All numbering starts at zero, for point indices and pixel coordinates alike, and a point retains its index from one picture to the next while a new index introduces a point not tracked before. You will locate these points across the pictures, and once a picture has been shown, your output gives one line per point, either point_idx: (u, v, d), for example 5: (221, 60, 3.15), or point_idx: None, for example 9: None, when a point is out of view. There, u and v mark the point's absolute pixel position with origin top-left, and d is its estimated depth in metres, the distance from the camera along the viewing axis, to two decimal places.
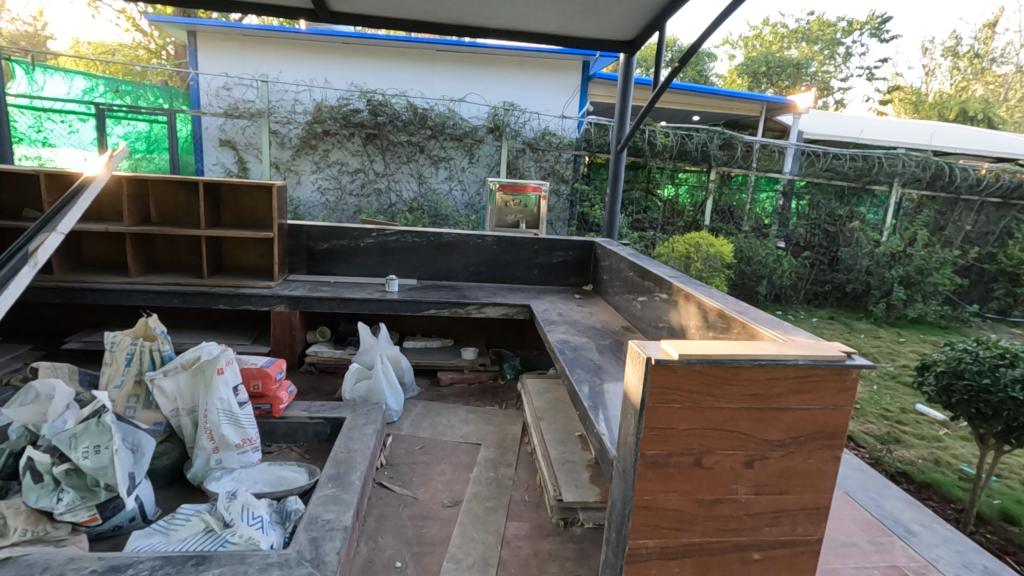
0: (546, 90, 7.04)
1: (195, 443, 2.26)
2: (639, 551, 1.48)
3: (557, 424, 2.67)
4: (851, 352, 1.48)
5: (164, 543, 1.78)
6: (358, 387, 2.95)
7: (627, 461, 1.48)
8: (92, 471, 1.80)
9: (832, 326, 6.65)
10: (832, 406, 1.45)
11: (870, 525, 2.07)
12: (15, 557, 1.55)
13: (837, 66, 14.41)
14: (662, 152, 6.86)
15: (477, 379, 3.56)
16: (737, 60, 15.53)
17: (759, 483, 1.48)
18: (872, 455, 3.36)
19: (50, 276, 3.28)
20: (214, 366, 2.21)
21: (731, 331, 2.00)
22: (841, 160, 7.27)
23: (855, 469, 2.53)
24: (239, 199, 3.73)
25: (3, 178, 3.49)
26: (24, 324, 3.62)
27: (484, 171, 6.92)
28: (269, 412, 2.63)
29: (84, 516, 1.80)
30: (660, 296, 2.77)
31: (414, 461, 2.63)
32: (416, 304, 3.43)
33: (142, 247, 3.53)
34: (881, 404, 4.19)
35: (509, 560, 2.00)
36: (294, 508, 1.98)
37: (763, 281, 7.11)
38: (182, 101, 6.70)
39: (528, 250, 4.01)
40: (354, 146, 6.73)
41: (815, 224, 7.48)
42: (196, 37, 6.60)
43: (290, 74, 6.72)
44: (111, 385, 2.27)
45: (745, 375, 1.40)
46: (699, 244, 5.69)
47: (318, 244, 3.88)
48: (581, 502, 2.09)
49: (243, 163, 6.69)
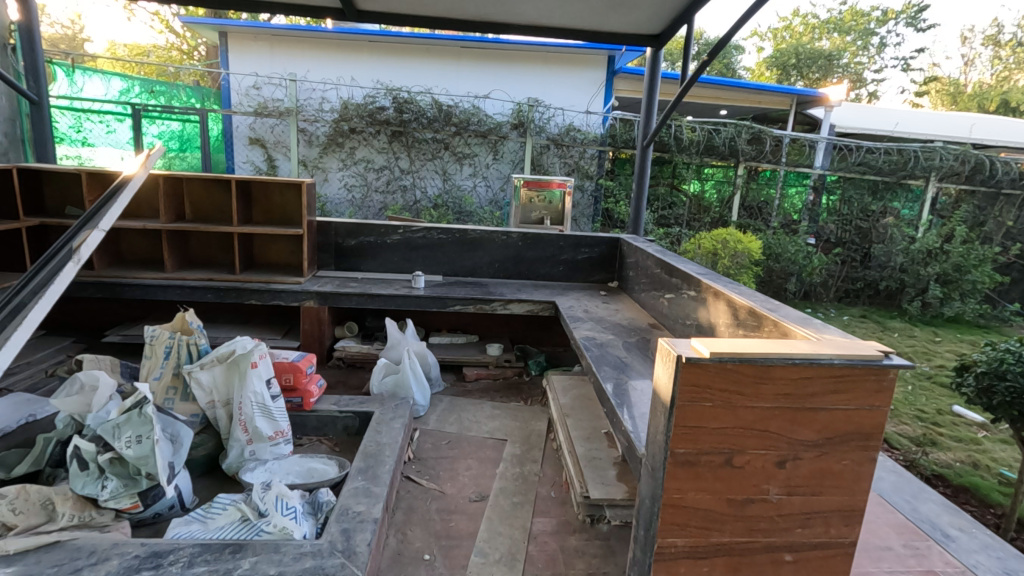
0: (570, 86, 7.01)
1: (229, 434, 2.33)
2: (668, 550, 1.48)
3: (583, 421, 2.66)
4: (889, 352, 1.44)
5: (202, 531, 1.84)
6: (385, 382, 3.01)
7: (656, 458, 1.47)
8: (135, 460, 1.87)
9: (865, 325, 6.49)
10: (868, 407, 1.42)
11: (904, 529, 2.02)
12: (64, 541, 1.61)
13: (871, 57, 13.99)
14: (688, 147, 6.77)
15: (502, 375, 3.58)
16: (765, 52, 15.22)
17: (792, 483, 1.46)
18: (907, 457, 3.28)
19: (92, 271, 3.40)
20: (248, 360, 2.27)
21: (763, 330, 1.97)
22: (874, 154, 7.06)
23: (889, 471, 2.46)
24: (270, 197, 3.80)
25: (47, 177, 3.63)
26: (66, 317, 3.76)
27: (508, 167, 6.94)
28: (300, 405, 2.69)
29: (127, 502, 1.87)
30: (687, 294, 2.74)
31: (440, 456, 2.66)
32: (442, 301, 3.46)
33: (177, 243, 3.63)
34: (916, 405, 4.08)
35: (536, 556, 2.01)
36: (326, 500, 2.03)
37: (792, 279, 6.99)
38: (214, 101, 6.86)
39: (554, 247, 4.00)
40: (381, 143, 6.81)
41: (846, 220, 7.31)
42: (227, 37, 6.73)
43: (317, 73, 6.81)
44: (151, 377, 2.33)
45: (777, 374, 1.38)
46: (726, 240, 5.61)
47: (346, 240, 3.94)
48: (608, 499, 2.09)
49: (272, 161, 6.83)
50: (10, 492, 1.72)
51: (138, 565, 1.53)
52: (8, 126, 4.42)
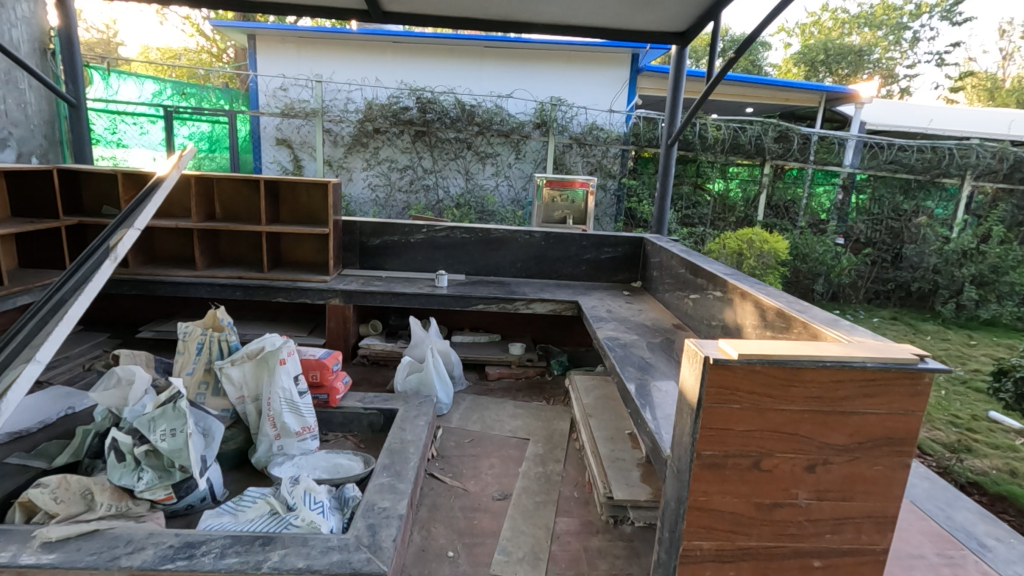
0: (593, 84, 6.97)
1: (259, 430, 2.38)
2: (694, 553, 1.46)
3: (606, 422, 2.66)
4: (925, 356, 1.40)
5: (232, 524, 1.88)
6: (409, 379, 3.04)
7: (682, 460, 1.46)
8: (169, 452, 1.93)
9: (895, 327, 6.32)
10: (901, 411, 1.39)
11: (938, 537, 1.97)
12: (103, 529, 1.67)
13: (903, 52, 13.57)
14: (713, 145, 6.73)
15: (525, 375, 3.58)
16: (793, 48, 14.89)
17: (822, 488, 1.44)
18: (940, 463, 3.18)
19: (127, 270, 3.51)
20: (277, 357, 2.31)
21: (791, 331, 1.94)
22: (907, 151, 6.88)
23: (922, 477, 2.40)
24: (297, 196, 3.87)
25: (84, 178, 3.75)
26: (102, 313, 3.89)
27: (530, 166, 6.95)
28: (327, 402, 2.73)
29: (161, 494, 1.92)
30: (713, 294, 2.71)
31: (464, 454, 2.68)
32: (465, 300, 3.48)
33: (208, 242, 3.72)
34: (950, 410, 3.96)
35: (559, 555, 2.01)
36: (352, 495, 2.06)
37: (820, 279, 6.85)
38: (242, 102, 7.00)
39: (576, 246, 3.99)
40: (404, 143, 6.88)
41: (877, 219, 7.12)
42: (256, 40, 6.85)
43: (342, 74, 6.90)
44: (183, 372, 2.40)
45: (808, 376, 1.36)
46: (752, 240, 5.53)
47: (370, 239, 3.99)
48: (632, 500, 2.09)
49: (298, 161, 6.95)
50: (52, 483, 1.81)
51: (172, 555, 1.58)
52: (47, 128, 4.60)
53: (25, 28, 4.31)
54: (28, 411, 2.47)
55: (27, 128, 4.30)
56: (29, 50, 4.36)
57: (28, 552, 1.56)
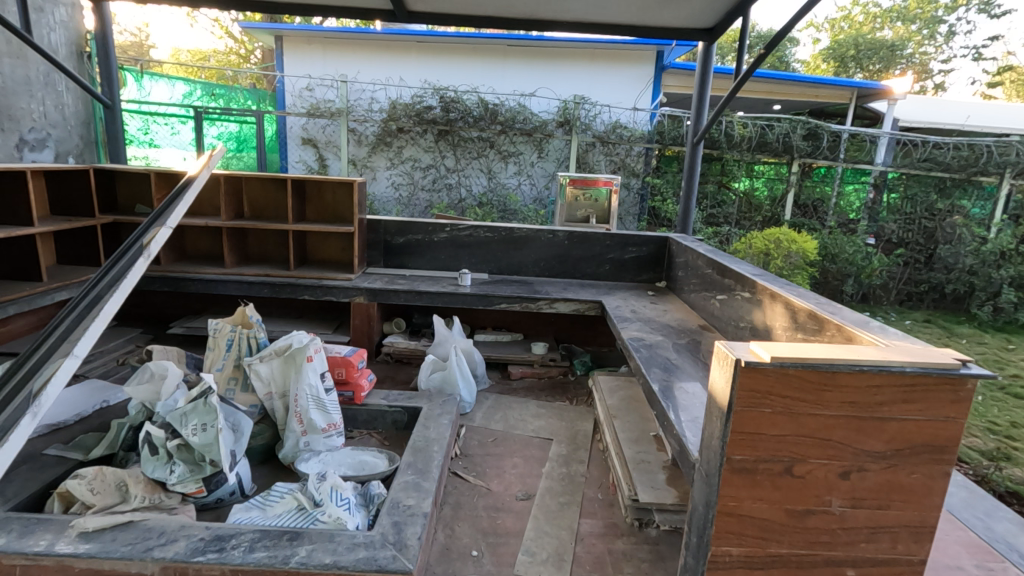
0: (618, 82, 6.89)
1: (286, 425, 2.41)
2: (722, 559, 1.44)
3: (631, 423, 2.63)
4: (967, 361, 1.35)
5: (261, 518, 1.91)
6: (433, 378, 3.05)
7: (712, 464, 1.43)
8: (200, 447, 1.97)
9: (929, 329, 6.14)
10: (941, 418, 1.34)
11: (976, 548, 1.90)
12: (137, 521, 1.71)
13: (937, 46, 13.04)
14: (739, 143, 6.71)
15: (548, 375, 3.57)
16: (821, 43, 14.58)
17: (857, 495, 1.40)
18: (977, 472, 3.07)
19: (159, 267, 3.59)
20: (304, 353, 2.34)
21: (824, 334, 1.89)
22: (942, 149, 6.67)
23: (961, 485, 2.32)
24: (323, 195, 3.91)
25: (118, 177, 3.86)
26: (135, 309, 3.99)
27: (553, 165, 6.93)
28: (352, 399, 2.75)
29: (192, 488, 1.95)
30: (741, 295, 2.66)
31: (487, 453, 2.68)
32: (488, 299, 3.48)
33: (236, 240, 3.79)
34: (987, 417, 3.83)
35: (583, 557, 2.00)
36: (377, 492, 2.08)
37: (850, 280, 6.67)
38: (270, 102, 7.12)
39: (600, 246, 3.96)
40: (427, 142, 6.93)
41: (910, 219, 6.90)
42: (283, 41, 6.94)
43: (367, 74, 6.96)
44: (213, 368, 2.45)
45: (843, 381, 1.32)
46: (779, 240, 5.43)
47: (395, 238, 4.01)
48: (658, 503, 2.06)
49: (323, 160, 7.04)
50: (89, 474, 1.86)
51: (203, 548, 1.61)
52: (83, 129, 4.73)
53: (62, 32, 4.45)
54: (66, 403, 2.55)
55: (64, 128, 4.44)
56: (67, 53, 4.50)
57: (66, 541, 1.61)
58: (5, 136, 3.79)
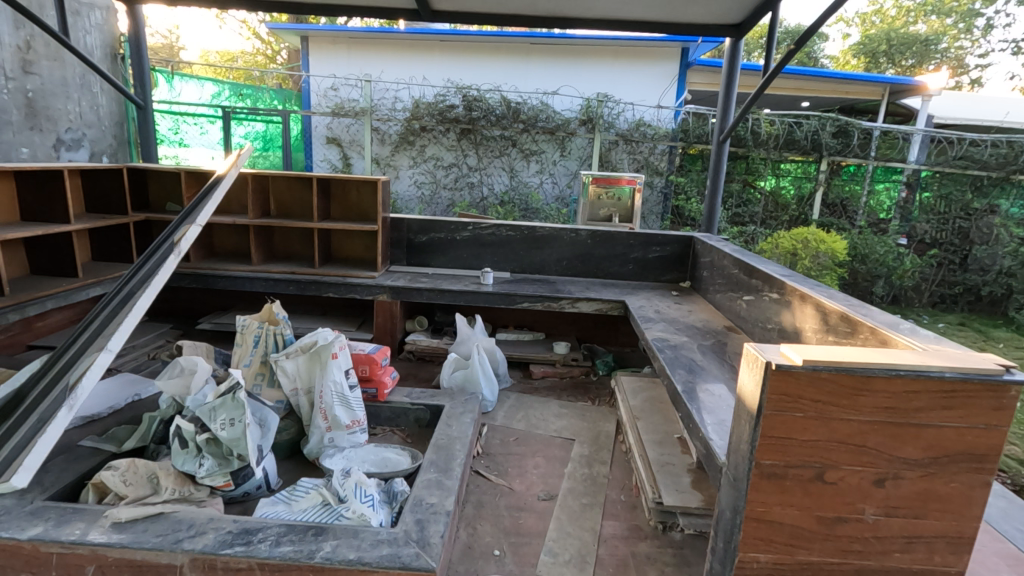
0: (641, 79, 6.82)
1: (311, 421, 2.44)
2: (749, 565, 1.41)
3: (655, 424, 2.60)
4: (1010, 367, 1.30)
5: (287, 513, 1.94)
6: (455, 376, 3.05)
7: (740, 469, 1.40)
8: (228, 441, 2.00)
9: (963, 333, 5.95)
10: (982, 426, 1.29)
11: (1016, 561, 1.83)
12: (167, 513, 1.75)
13: (974, 41, 12.40)
14: (766, 141, 6.62)
15: (570, 374, 3.55)
16: (852, 38, 14.25)
17: (891, 504, 1.35)
18: (1016, 481, 2.97)
19: (188, 264, 3.67)
20: (329, 350, 2.37)
21: (857, 337, 1.84)
22: (979, 146, 6.41)
23: (1000, 496, 2.23)
24: (347, 193, 3.95)
25: (150, 176, 3.95)
26: (166, 305, 4.09)
27: (576, 163, 6.88)
28: (375, 396, 2.78)
29: (220, 481, 1.99)
30: (768, 296, 2.60)
31: (508, 453, 2.67)
32: (510, 298, 3.48)
33: (263, 238, 3.84)
34: None
35: (606, 559, 1.98)
36: (400, 490, 2.09)
37: (880, 281, 6.50)
38: (295, 102, 7.24)
39: (623, 245, 3.93)
40: (449, 141, 6.96)
41: (944, 219, 6.68)
42: (309, 41, 7.02)
43: (391, 73, 7.01)
44: (241, 364, 2.49)
45: (878, 385, 1.28)
46: (807, 240, 5.31)
47: (417, 236, 4.04)
48: (682, 506, 2.03)
49: (347, 159, 7.12)
50: (122, 466, 1.91)
51: (231, 541, 1.63)
52: (117, 129, 4.85)
53: (98, 35, 4.58)
54: (100, 395, 2.62)
55: (98, 129, 4.56)
56: (101, 55, 4.63)
57: (100, 531, 1.65)
58: (43, 136, 3.91)
